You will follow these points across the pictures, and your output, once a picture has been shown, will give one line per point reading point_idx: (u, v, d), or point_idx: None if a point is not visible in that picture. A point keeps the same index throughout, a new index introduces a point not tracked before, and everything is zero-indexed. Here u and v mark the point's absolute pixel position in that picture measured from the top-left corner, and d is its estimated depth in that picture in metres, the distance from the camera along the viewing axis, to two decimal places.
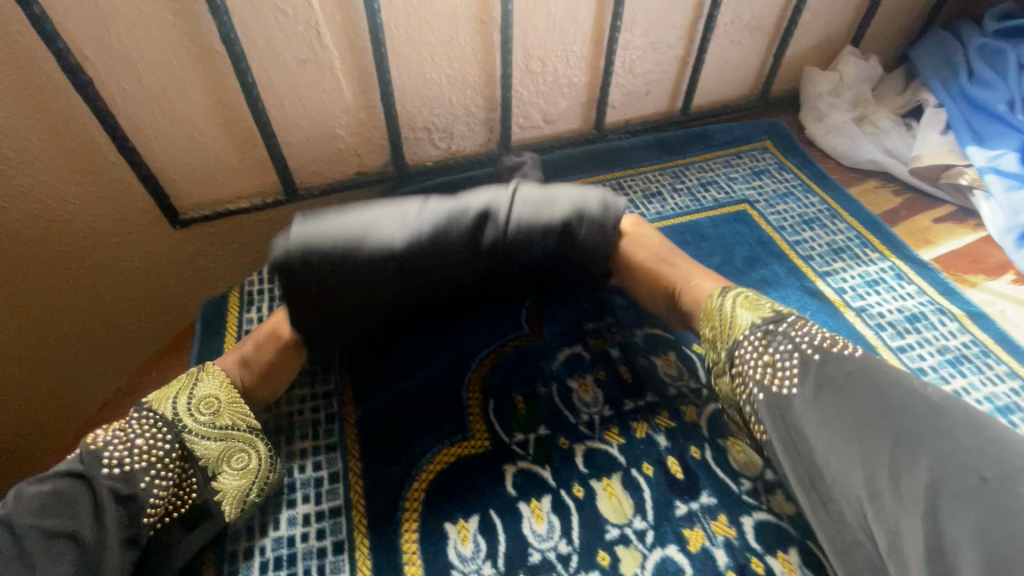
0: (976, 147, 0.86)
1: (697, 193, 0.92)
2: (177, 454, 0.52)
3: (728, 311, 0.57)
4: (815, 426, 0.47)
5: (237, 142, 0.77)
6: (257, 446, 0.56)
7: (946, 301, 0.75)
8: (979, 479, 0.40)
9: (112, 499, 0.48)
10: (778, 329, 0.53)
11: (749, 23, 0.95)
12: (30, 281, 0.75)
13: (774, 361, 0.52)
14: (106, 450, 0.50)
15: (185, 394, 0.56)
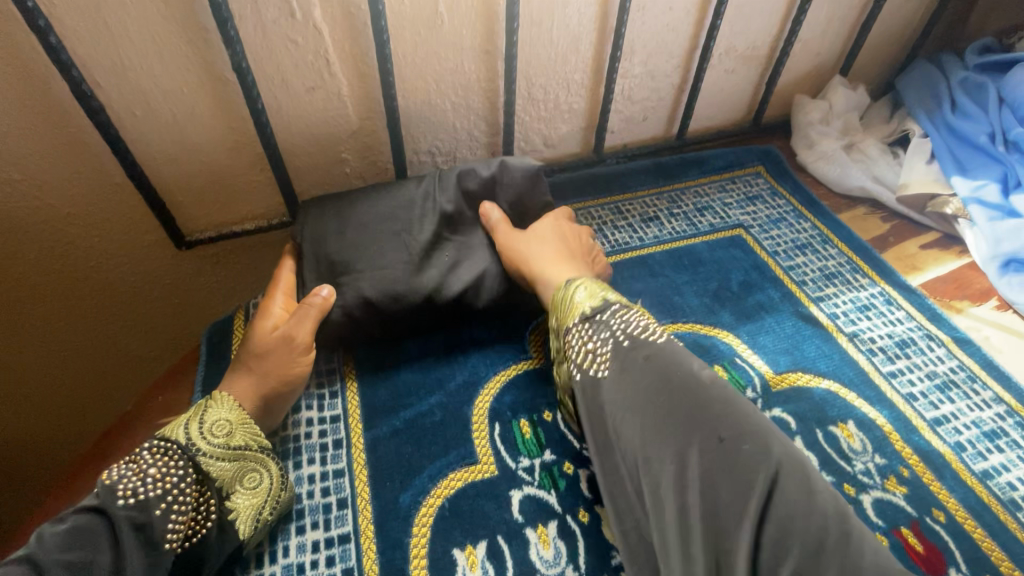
0: (960, 178, 0.89)
1: (694, 218, 0.94)
2: (192, 479, 0.52)
3: (566, 301, 0.65)
4: (613, 400, 0.55)
5: (243, 165, 0.78)
6: (265, 464, 0.57)
7: (933, 326, 0.78)
8: (720, 440, 0.47)
9: (130, 528, 0.48)
10: (601, 319, 0.61)
11: (742, 53, 0.98)
12: (35, 302, 0.75)
13: (592, 347, 0.59)
14: (119, 482, 0.49)
15: (194, 424, 0.56)
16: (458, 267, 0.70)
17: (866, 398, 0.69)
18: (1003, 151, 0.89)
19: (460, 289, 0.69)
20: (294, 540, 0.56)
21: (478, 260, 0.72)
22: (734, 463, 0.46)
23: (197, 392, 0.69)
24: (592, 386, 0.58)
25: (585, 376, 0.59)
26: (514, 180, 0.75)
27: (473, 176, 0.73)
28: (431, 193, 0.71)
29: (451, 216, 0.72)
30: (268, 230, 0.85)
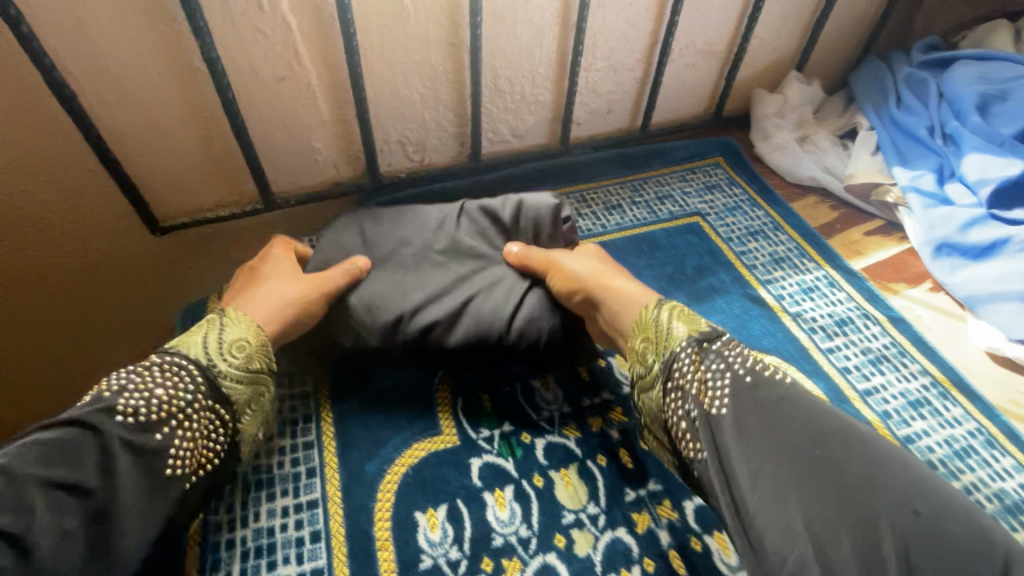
0: (901, 168, 0.94)
1: (654, 206, 0.99)
2: (203, 400, 0.53)
3: (664, 323, 0.59)
4: (744, 447, 0.47)
5: (215, 150, 0.80)
6: (269, 388, 0.60)
7: (871, 306, 0.83)
8: (916, 512, 0.39)
9: (127, 448, 0.47)
10: (712, 346, 0.55)
11: (702, 48, 1.03)
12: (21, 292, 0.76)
13: (709, 378, 0.52)
14: (121, 398, 0.49)
15: (212, 339, 0.57)
16: (437, 301, 0.67)
17: (804, 371, 0.74)
18: (942, 143, 0.94)
19: (426, 324, 0.65)
20: (263, 504, 0.59)
21: (463, 294, 0.67)
22: (940, 541, 0.38)
23: None
24: (712, 426, 0.50)
25: (703, 414, 0.51)
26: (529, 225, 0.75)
27: (492, 213, 0.75)
28: (445, 224, 0.74)
29: (460, 242, 0.72)
30: (240, 218, 0.88)
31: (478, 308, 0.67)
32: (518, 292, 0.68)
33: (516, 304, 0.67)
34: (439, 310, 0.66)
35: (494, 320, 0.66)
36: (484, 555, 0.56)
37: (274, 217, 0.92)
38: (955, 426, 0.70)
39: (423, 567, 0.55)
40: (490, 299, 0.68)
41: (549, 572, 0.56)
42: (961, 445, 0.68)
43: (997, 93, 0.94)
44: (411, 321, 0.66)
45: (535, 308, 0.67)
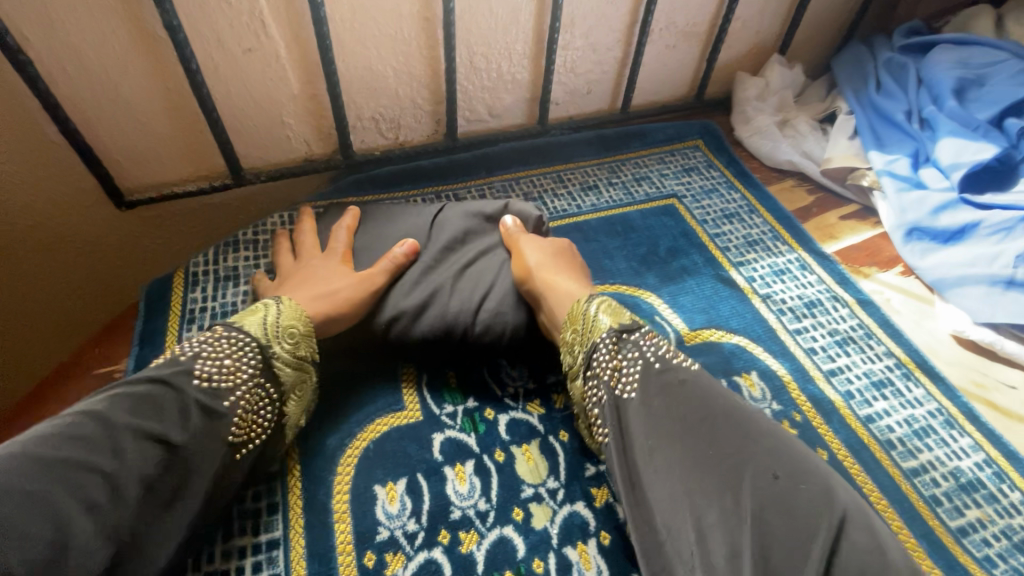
0: (877, 152, 0.94)
1: (631, 187, 0.98)
2: (259, 374, 0.55)
3: (587, 315, 0.60)
4: (644, 426, 0.50)
5: (182, 123, 0.79)
6: (314, 375, 0.61)
7: (840, 290, 0.83)
8: (776, 476, 0.43)
9: (199, 410, 0.49)
10: (629, 337, 0.57)
11: (683, 29, 1.02)
12: None
13: (620, 365, 0.55)
14: (196, 364, 0.52)
15: (271, 320, 0.58)
16: (407, 291, 0.67)
17: (771, 352, 0.75)
18: (918, 128, 0.94)
19: (393, 313, 0.66)
20: None
21: (432, 286, 0.67)
22: (795, 505, 0.42)
23: (135, 344, 0.71)
24: (619, 408, 0.53)
25: (611, 404, 0.54)
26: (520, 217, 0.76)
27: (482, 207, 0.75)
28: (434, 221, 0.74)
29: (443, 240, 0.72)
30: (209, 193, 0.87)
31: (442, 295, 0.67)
32: (488, 281, 0.68)
33: (482, 296, 0.67)
34: (407, 299, 0.66)
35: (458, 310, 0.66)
36: (441, 527, 0.57)
37: (244, 192, 0.90)
38: (914, 405, 0.71)
39: (379, 538, 0.56)
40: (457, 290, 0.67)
41: (506, 543, 0.56)
42: (918, 424, 0.69)
43: (974, 79, 0.93)
44: (383, 312, 0.66)
45: (500, 298, 0.67)
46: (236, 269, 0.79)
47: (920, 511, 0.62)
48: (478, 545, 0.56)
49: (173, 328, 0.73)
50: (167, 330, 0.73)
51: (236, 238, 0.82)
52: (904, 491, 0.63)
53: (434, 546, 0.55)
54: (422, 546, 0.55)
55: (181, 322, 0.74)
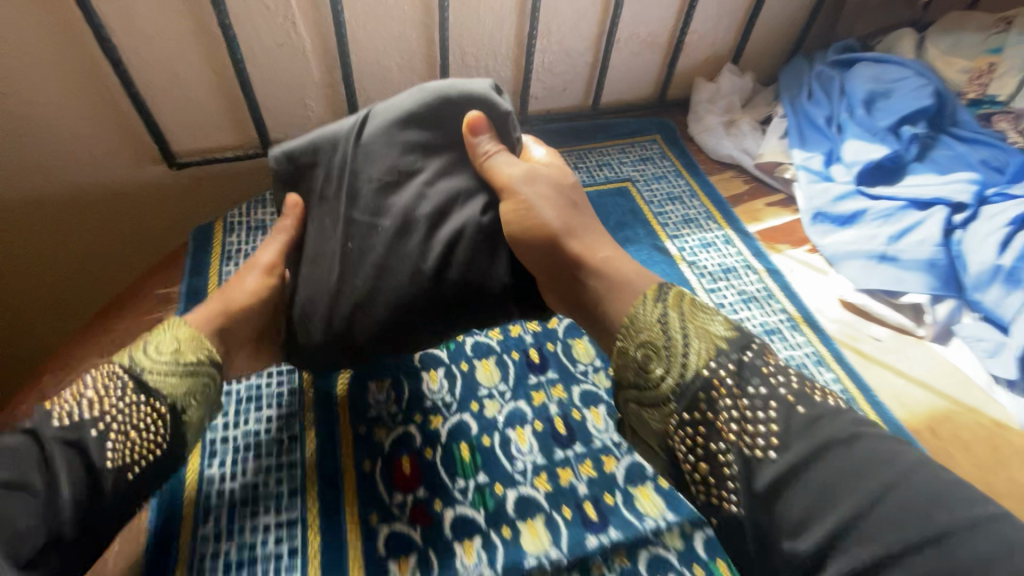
0: (798, 150, 1.12)
1: (593, 171, 1.17)
2: (133, 394, 0.59)
3: (676, 325, 0.56)
4: (802, 504, 0.45)
5: (225, 101, 0.98)
6: (214, 378, 0.64)
7: (754, 260, 1.02)
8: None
9: (63, 449, 0.54)
10: (744, 365, 0.52)
11: (645, 39, 1.20)
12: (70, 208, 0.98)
13: (747, 409, 0.50)
14: (59, 405, 0.56)
15: (143, 345, 0.62)
16: (363, 260, 0.68)
17: None
18: (835, 131, 1.12)
19: (361, 288, 0.67)
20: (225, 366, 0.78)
21: (388, 246, 0.67)
22: None
23: (186, 274, 0.90)
24: (751, 472, 0.48)
25: (742, 464, 0.49)
26: (449, 112, 0.69)
27: (402, 116, 0.68)
28: (360, 146, 0.69)
29: (385, 179, 0.68)
30: (243, 159, 1.06)
31: (405, 269, 0.66)
32: (446, 237, 0.66)
33: (443, 250, 0.66)
34: (365, 271, 0.67)
35: (413, 266, 0.66)
36: (416, 412, 0.76)
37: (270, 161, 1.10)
38: (789, 343, 0.90)
39: (369, 415, 0.75)
40: (418, 253, 0.66)
41: (463, 425, 0.75)
42: (791, 358, 0.89)
43: (883, 91, 1.12)
44: (355, 289, 0.67)
45: (468, 257, 0.66)
46: (264, 221, 0.99)
47: None
48: (442, 425, 0.75)
49: (214, 263, 0.92)
50: (210, 264, 0.92)
51: (265, 197, 1.02)
52: None
53: (410, 423, 0.75)
54: (401, 423, 0.75)
55: (221, 259, 0.93)
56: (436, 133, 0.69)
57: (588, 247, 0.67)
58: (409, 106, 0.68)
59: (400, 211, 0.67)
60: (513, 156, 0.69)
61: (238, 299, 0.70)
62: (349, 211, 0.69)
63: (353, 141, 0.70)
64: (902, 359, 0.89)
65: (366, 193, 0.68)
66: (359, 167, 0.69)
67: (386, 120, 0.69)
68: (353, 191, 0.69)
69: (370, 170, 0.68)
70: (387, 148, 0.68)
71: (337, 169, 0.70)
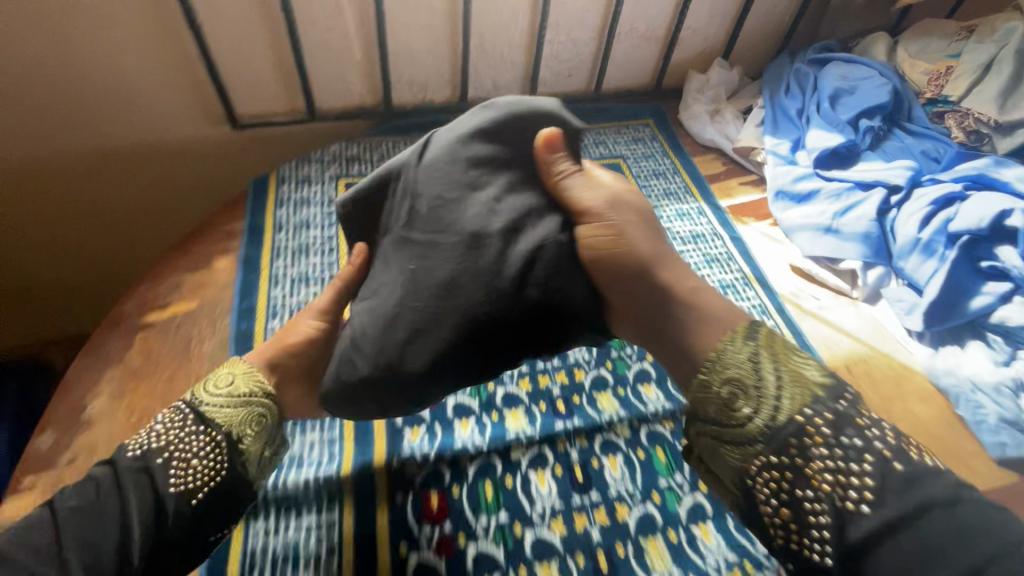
0: (770, 136, 1.29)
1: (590, 148, 1.34)
2: (195, 425, 0.64)
3: (767, 364, 0.57)
4: (894, 562, 0.46)
5: (281, 73, 1.18)
6: (267, 412, 0.69)
7: (721, 229, 1.20)
8: None
9: (132, 477, 0.59)
10: (840, 412, 0.53)
11: (643, 33, 1.37)
12: (156, 159, 1.20)
13: (840, 459, 0.51)
14: (134, 441, 0.63)
15: (205, 383, 0.69)
16: (428, 279, 0.65)
17: None
18: (804, 121, 1.28)
19: (427, 308, 0.65)
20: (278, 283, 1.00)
21: (454, 265, 0.64)
22: None
23: (247, 213, 1.11)
24: (843, 524, 0.49)
25: (833, 512, 0.50)
26: (515, 125, 0.66)
27: (464, 132, 0.68)
28: (416, 169, 0.70)
29: (445, 200, 0.66)
30: (293, 124, 1.26)
31: (473, 293, 0.63)
32: (518, 252, 0.63)
33: (514, 268, 0.62)
34: (428, 288, 0.65)
35: (488, 281, 0.63)
36: None
37: (315, 126, 1.29)
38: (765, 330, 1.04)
39: None
40: (487, 272, 0.63)
41: None
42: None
43: (848, 88, 1.27)
44: (422, 305, 0.65)
45: (545, 277, 0.62)
46: (310, 175, 1.19)
47: None
48: None
49: (270, 206, 1.12)
50: (266, 207, 1.12)
51: (311, 156, 1.22)
52: None
53: None
54: None
55: (275, 204, 1.13)
56: (502, 149, 0.66)
57: (678, 277, 0.66)
58: (474, 123, 0.67)
59: (462, 230, 0.65)
60: (586, 176, 0.67)
61: (292, 341, 0.78)
62: (410, 236, 0.68)
63: (412, 163, 0.70)
64: (835, 313, 1.07)
65: (426, 210, 0.67)
66: (419, 188, 0.68)
67: (446, 140, 0.68)
68: (416, 210, 0.68)
69: (432, 189, 0.67)
70: (446, 167, 0.67)
71: (396, 194, 0.71)
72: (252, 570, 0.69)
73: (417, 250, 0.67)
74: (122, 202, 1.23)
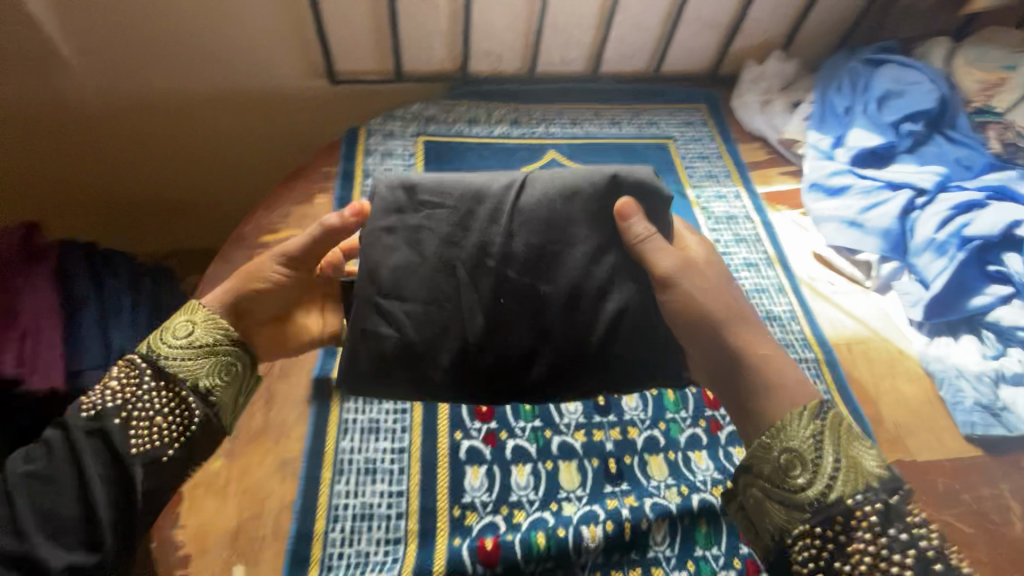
0: (813, 130, 1.38)
1: (643, 127, 1.46)
2: (160, 384, 0.69)
3: (830, 446, 0.62)
4: None
5: (377, 36, 1.34)
6: (231, 361, 0.74)
7: (754, 214, 1.32)
8: None
9: (89, 437, 0.64)
10: (891, 505, 0.59)
11: (706, 21, 1.46)
12: (265, 103, 1.40)
13: (886, 551, 0.57)
14: (87, 399, 0.67)
15: (165, 335, 0.73)
16: (512, 323, 0.74)
17: None
18: (848, 119, 1.36)
19: (518, 349, 0.75)
20: None
21: (556, 314, 0.74)
22: None
23: (342, 159, 1.30)
24: None
25: None
26: (610, 193, 0.76)
27: (564, 187, 0.75)
28: (508, 208, 0.74)
29: (535, 249, 0.74)
30: (380, 83, 1.43)
31: (568, 342, 0.75)
32: (609, 313, 0.75)
33: (604, 324, 0.75)
34: (518, 334, 0.74)
35: (582, 337, 0.75)
36: None
37: (400, 86, 1.46)
38: (798, 357, 1.09)
39: None
40: (580, 325, 0.75)
41: None
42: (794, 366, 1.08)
43: (898, 92, 1.34)
44: (518, 346, 0.75)
45: (625, 330, 0.75)
46: (394, 130, 1.36)
47: None
48: None
49: (360, 156, 1.31)
50: (356, 156, 1.31)
51: (395, 114, 1.39)
52: None
53: None
54: None
55: (364, 154, 1.31)
56: (591, 211, 0.75)
57: (749, 343, 0.74)
58: (573, 182, 0.76)
59: (550, 281, 0.74)
60: (662, 240, 0.75)
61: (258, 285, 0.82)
62: (493, 272, 0.73)
63: (505, 199, 0.75)
64: (846, 299, 1.19)
65: (515, 255, 0.73)
66: (513, 232, 0.74)
67: (543, 189, 0.75)
68: (500, 250, 0.73)
69: (527, 236, 0.74)
70: (547, 220, 0.74)
71: (477, 222, 0.74)
72: (346, 433, 0.91)
73: (506, 291, 0.74)
74: (232, 137, 1.44)
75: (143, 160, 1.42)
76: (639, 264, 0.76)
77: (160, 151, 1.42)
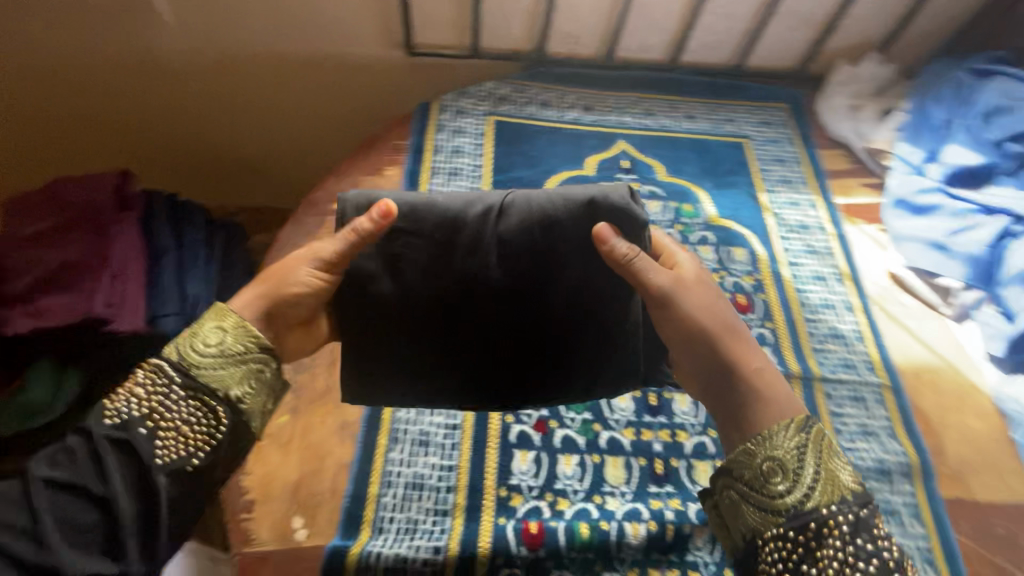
0: (903, 143, 1.31)
1: (719, 123, 1.41)
2: (188, 393, 0.63)
3: (812, 458, 0.61)
4: None
5: (459, 9, 1.33)
6: (265, 367, 0.67)
7: (830, 226, 1.26)
8: None
9: (112, 449, 0.59)
10: (862, 518, 0.58)
11: (801, 15, 1.38)
12: (343, 70, 1.42)
13: (852, 559, 0.56)
14: (110, 405, 0.61)
15: (193, 336, 0.66)
16: (506, 345, 0.80)
17: (760, 240, 1.22)
18: (944, 134, 1.28)
19: (515, 369, 0.82)
20: None
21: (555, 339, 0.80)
22: None
23: (414, 133, 1.31)
24: None
25: None
26: (586, 221, 0.75)
27: (536, 212, 0.74)
28: (483, 235, 0.74)
29: (517, 277, 0.76)
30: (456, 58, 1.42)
31: (568, 362, 0.81)
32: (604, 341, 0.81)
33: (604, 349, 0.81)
34: (512, 354, 0.81)
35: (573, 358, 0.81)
36: None
37: (474, 63, 1.45)
38: (863, 380, 1.05)
39: None
40: (576, 348, 0.81)
41: None
42: (853, 391, 1.04)
43: (1006, 107, 1.24)
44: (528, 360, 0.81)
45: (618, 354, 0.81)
46: (466, 108, 1.36)
47: (802, 332, 1.11)
48: None
49: (430, 131, 1.32)
50: (426, 131, 1.32)
51: (466, 91, 1.39)
52: (796, 319, 1.12)
53: None
54: None
55: (434, 130, 1.32)
56: (570, 237, 0.75)
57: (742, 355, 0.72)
58: (545, 206, 0.74)
59: (542, 309, 0.78)
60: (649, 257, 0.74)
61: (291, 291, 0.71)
62: (477, 300, 0.77)
63: (481, 226, 0.74)
64: (918, 324, 1.13)
65: (499, 287, 0.76)
66: (488, 261, 0.75)
67: (519, 215, 0.74)
68: (481, 279, 0.76)
69: (504, 267, 0.75)
70: (528, 251, 0.75)
71: (457, 249, 0.74)
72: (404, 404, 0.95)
73: (503, 317, 0.78)
74: (307, 101, 1.46)
75: (222, 116, 1.46)
76: (619, 290, 0.78)
77: (239, 109, 1.46)
